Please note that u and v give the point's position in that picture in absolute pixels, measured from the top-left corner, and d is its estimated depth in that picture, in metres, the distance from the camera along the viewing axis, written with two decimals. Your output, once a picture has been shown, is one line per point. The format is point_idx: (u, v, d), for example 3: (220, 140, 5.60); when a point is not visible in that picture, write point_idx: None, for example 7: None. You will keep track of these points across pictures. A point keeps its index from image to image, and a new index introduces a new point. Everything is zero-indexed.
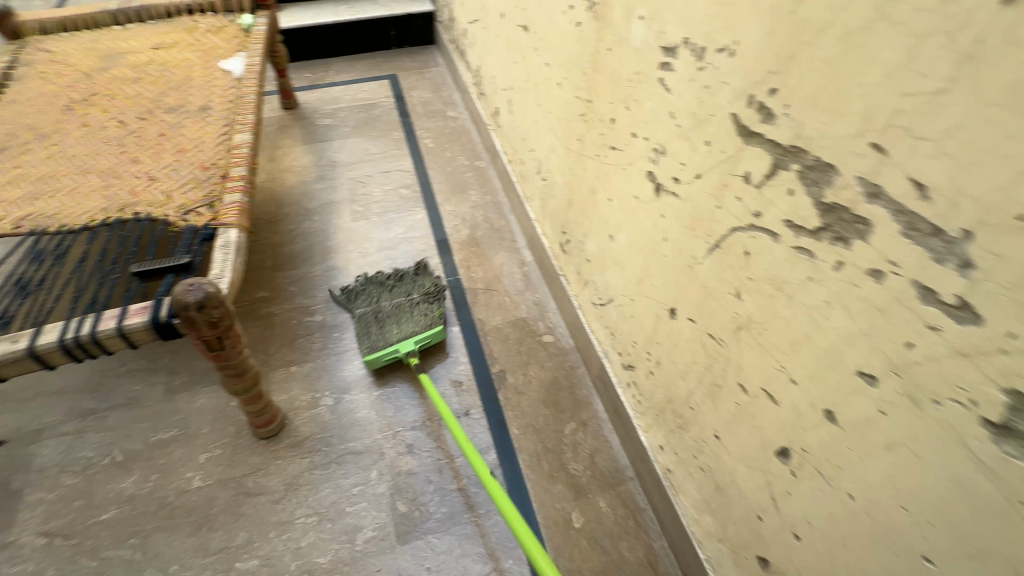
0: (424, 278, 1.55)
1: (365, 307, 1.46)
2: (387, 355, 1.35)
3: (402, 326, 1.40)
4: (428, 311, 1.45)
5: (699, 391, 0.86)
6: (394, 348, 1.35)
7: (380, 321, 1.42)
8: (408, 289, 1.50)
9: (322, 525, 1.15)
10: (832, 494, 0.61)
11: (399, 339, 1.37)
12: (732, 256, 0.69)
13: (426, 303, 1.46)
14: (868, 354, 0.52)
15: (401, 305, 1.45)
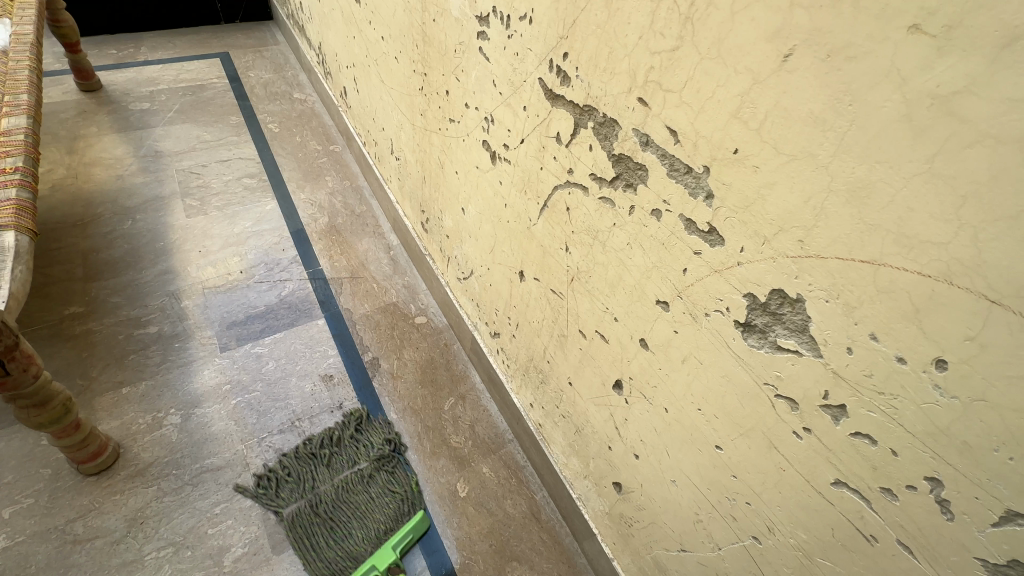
0: (367, 433, 1.24)
1: (298, 500, 1.11)
2: (362, 572, 1.03)
3: (367, 521, 1.10)
4: (388, 483, 1.17)
5: (551, 345, 0.93)
6: (369, 562, 1.04)
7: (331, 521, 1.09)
8: (352, 456, 1.20)
9: (179, 555, 1.02)
10: (654, 411, 0.70)
11: (368, 547, 1.07)
12: (558, 213, 0.75)
13: (383, 471, 1.18)
14: (660, 284, 0.60)
15: (350, 484, 1.15)
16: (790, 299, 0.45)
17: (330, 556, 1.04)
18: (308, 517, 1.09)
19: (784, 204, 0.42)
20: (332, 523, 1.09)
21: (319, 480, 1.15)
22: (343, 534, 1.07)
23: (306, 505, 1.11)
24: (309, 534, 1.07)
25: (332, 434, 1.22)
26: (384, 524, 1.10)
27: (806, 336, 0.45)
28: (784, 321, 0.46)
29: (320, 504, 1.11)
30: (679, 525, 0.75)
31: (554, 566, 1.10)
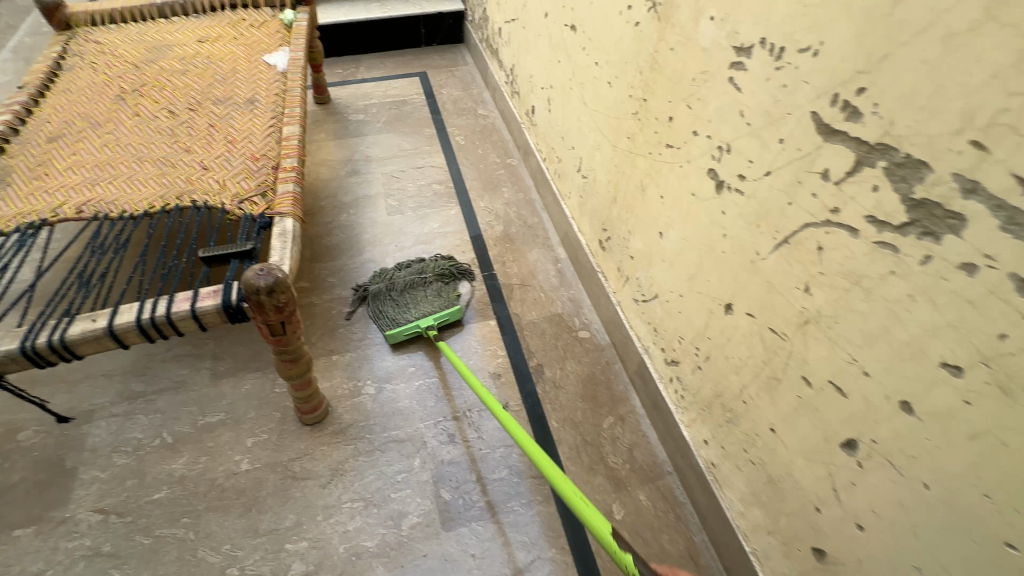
0: (423, 263, 1.64)
1: (378, 289, 1.56)
2: (409, 330, 1.45)
3: (420, 307, 1.51)
4: (443, 292, 1.57)
5: (754, 385, 0.88)
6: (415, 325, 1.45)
7: (396, 303, 1.53)
8: (423, 271, 1.61)
9: (368, 510, 1.17)
10: (906, 484, 0.63)
11: (419, 316, 1.48)
12: (802, 251, 0.71)
13: (437, 283, 1.59)
14: (954, 346, 0.53)
15: (413, 285, 1.57)
16: None
17: (394, 317, 1.48)
18: (382, 298, 1.54)
19: None
20: (396, 300, 1.52)
21: (396, 279, 1.59)
22: (400, 309, 1.50)
23: (384, 294, 1.55)
24: (383, 309, 1.51)
25: (396, 268, 1.62)
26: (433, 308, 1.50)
27: None
28: None
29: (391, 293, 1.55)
30: None
31: None
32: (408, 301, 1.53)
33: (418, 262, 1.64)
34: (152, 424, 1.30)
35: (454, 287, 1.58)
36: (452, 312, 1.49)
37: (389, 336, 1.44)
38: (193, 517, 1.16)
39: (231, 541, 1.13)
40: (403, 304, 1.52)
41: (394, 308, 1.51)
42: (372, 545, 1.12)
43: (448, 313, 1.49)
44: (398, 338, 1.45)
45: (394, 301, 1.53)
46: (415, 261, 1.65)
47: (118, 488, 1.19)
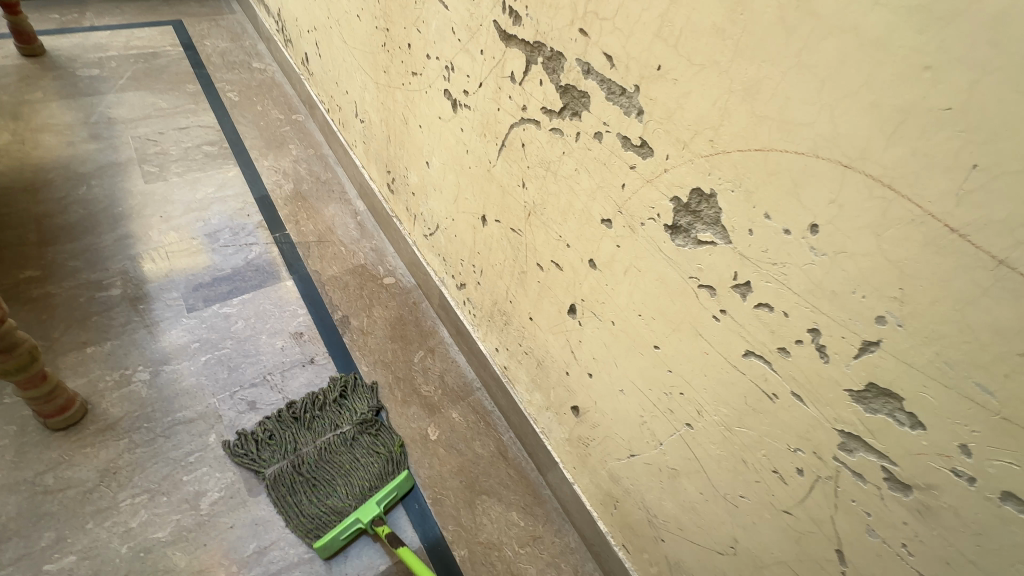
0: (330, 389, 1.25)
1: (280, 461, 1.13)
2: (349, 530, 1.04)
3: (351, 479, 1.13)
4: (374, 447, 1.19)
5: (513, 284, 1.00)
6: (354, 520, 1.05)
7: (317, 476, 1.13)
8: (334, 421, 1.21)
9: (155, 500, 1.05)
10: (604, 327, 0.79)
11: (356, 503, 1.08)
12: (514, 151, 0.82)
13: (366, 434, 1.20)
14: (603, 202, 0.68)
15: (332, 445, 1.17)
16: (706, 195, 0.53)
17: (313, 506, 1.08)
18: (292, 458, 1.13)
19: (697, 110, 0.50)
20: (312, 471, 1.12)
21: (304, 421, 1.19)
22: (325, 489, 1.11)
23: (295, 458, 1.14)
24: (297, 487, 1.10)
25: (341, 399, 1.25)
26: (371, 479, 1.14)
27: (719, 225, 0.53)
28: (702, 216, 0.55)
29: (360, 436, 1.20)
30: (628, 432, 0.84)
31: (520, 497, 1.19)
32: (333, 482, 1.12)
33: (336, 387, 1.26)
34: None
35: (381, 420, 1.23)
36: (401, 480, 1.13)
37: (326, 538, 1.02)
38: None
39: None
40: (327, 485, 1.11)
41: (317, 488, 1.11)
42: (165, 534, 1.01)
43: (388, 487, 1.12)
44: (336, 547, 1.03)
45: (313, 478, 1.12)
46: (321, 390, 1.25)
47: None
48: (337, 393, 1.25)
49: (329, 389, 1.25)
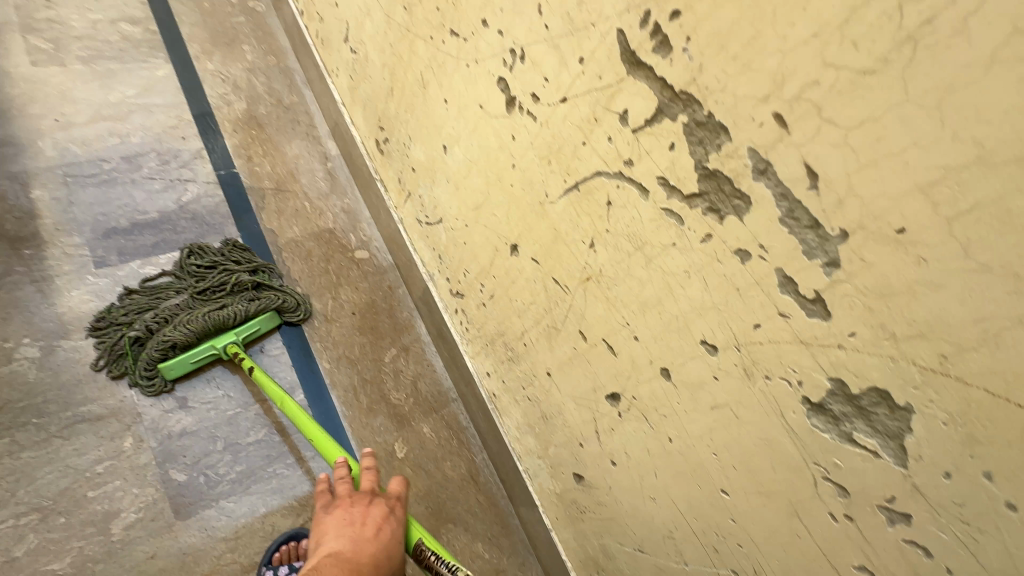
0: (195, 265, 1.08)
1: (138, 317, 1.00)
2: (200, 355, 0.99)
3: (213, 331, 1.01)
4: (245, 295, 1.07)
5: (535, 330, 0.84)
6: (205, 345, 0.99)
7: (157, 293, 1.04)
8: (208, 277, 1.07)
9: (48, 522, 0.85)
10: (653, 436, 0.67)
11: (209, 334, 1.00)
12: (591, 202, 0.62)
13: (241, 287, 1.08)
14: (714, 327, 0.53)
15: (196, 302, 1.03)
16: (895, 404, 0.40)
17: (157, 336, 0.96)
18: (151, 316, 0.99)
19: (943, 313, 0.35)
20: (164, 315, 1.00)
21: (163, 307, 1.01)
22: (169, 330, 0.97)
23: (146, 323, 0.99)
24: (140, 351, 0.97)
25: (224, 265, 1.09)
26: (238, 314, 1.02)
27: (895, 443, 0.41)
28: (871, 419, 0.42)
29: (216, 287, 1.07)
30: (645, 532, 0.76)
31: (488, 527, 1.12)
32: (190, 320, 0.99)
33: (216, 257, 1.09)
34: None
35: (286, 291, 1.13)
36: (269, 321, 1.07)
37: (164, 372, 0.96)
38: None
39: None
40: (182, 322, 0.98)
41: (145, 302, 1.02)
42: (62, 567, 0.83)
43: (261, 324, 1.07)
44: (182, 372, 0.98)
45: (174, 310, 1.01)
46: (188, 275, 1.07)
47: None
48: (209, 260, 1.09)
49: (202, 252, 1.09)
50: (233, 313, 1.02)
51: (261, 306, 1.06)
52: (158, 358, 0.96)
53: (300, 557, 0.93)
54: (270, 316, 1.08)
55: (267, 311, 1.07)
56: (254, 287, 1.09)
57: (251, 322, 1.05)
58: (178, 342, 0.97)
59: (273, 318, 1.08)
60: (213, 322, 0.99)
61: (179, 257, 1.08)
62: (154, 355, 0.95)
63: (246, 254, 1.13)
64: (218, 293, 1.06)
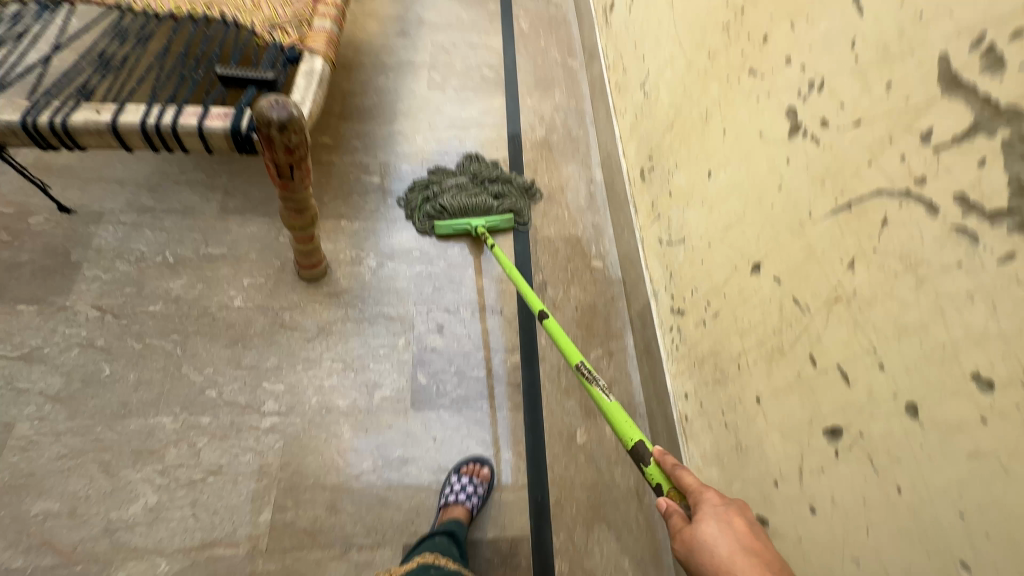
0: (478, 171, 1.50)
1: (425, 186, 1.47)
2: (457, 226, 1.41)
3: (469, 200, 1.42)
4: (492, 194, 1.47)
5: (755, 352, 0.84)
6: (464, 222, 1.40)
7: (447, 176, 1.49)
8: (474, 176, 1.49)
9: (346, 372, 1.21)
10: (876, 484, 0.60)
11: (469, 213, 1.42)
12: (862, 221, 0.63)
13: (492, 185, 1.48)
14: (995, 360, 0.48)
15: (466, 184, 1.47)
16: None
17: (441, 203, 1.42)
18: (436, 190, 1.45)
19: None
20: (437, 188, 1.46)
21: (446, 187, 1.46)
22: (446, 200, 1.42)
23: (434, 189, 1.46)
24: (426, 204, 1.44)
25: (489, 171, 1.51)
26: (489, 206, 1.43)
27: None
28: None
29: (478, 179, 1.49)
30: None
31: (639, 549, 1.10)
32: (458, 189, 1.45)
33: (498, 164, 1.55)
34: (157, 240, 1.32)
35: (520, 197, 1.49)
36: (503, 218, 1.42)
37: (436, 227, 1.41)
38: (183, 336, 1.21)
39: (213, 366, 1.18)
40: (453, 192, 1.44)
41: (437, 180, 1.48)
42: (343, 405, 1.18)
43: (502, 221, 1.43)
44: (446, 232, 1.42)
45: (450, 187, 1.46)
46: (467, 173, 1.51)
47: (117, 292, 1.24)
48: (489, 172, 1.51)
49: (481, 158, 1.55)
50: (486, 203, 1.43)
51: (500, 203, 1.44)
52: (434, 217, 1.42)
53: (478, 478, 1.11)
54: (507, 217, 1.44)
55: (501, 204, 1.45)
56: (507, 190, 1.49)
57: (496, 217, 1.43)
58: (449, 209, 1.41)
59: (507, 218, 1.43)
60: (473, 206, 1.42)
61: (466, 167, 1.52)
62: (436, 213, 1.42)
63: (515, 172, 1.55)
64: (482, 185, 1.48)
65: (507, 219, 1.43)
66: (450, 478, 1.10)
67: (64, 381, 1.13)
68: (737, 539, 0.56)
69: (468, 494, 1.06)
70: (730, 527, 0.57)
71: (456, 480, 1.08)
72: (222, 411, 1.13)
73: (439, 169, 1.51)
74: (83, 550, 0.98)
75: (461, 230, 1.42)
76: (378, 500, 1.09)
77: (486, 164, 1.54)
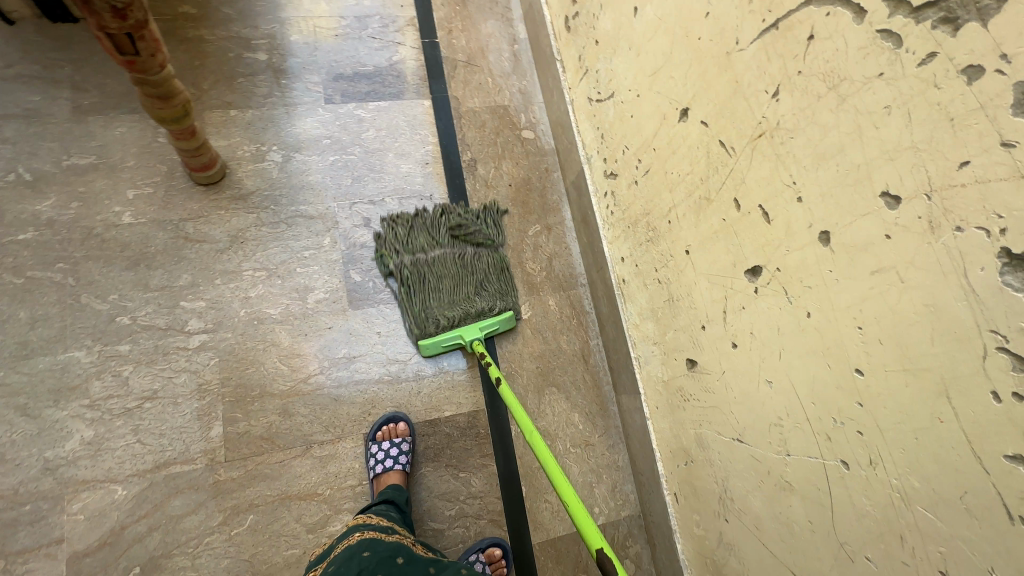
0: (455, 220, 1.21)
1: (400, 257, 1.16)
2: (449, 341, 1.11)
3: (457, 297, 1.15)
4: (484, 288, 1.18)
5: (684, 204, 0.82)
6: (456, 335, 1.11)
7: (421, 247, 1.18)
8: (452, 237, 1.20)
9: (271, 280, 1.13)
10: (789, 312, 0.63)
11: (460, 322, 1.13)
12: (788, 41, 0.57)
13: (477, 260, 1.20)
14: (905, 172, 0.47)
15: (445, 259, 1.18)
16: None
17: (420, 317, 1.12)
18: (410, 270, 1.15)
19: None
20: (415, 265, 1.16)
21: (422, 260, 1.16)
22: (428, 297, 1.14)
23: (408, 294, 1.14)
24: (406, 301, 1.14)
25: (469, 223, 1.21)
26: (481, 310, 1.14)
27: None
28: None
29: (461, 256, 1.19)
30: (749, 419, 0.74)
31: (588, 403, 1.19)
32: (432, 281, 1.16)
33: (484, 225, 1.23)
34: (2, 155, 1.10)
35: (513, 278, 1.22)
36: (506, 320, 1.15)
37: (422, 349, 1.11)
38: (71, 263, 1.07)
39: (118, 292, 1.07)
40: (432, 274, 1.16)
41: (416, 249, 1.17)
42: (276, 313, 1.12)
43: (499, 321, 1.15)
44: (435, 351, 1.12)
45: (429, 261, 1.17)
46: (440, 232, 1.20)
47: None
48: (470, 225, 1.21)
49: (452, 213, 1.21)
50: (479, 307, 1.15)
51: (494, 304, 1.16)
52: (417, 336, 1.11)
53: (398, 436, 1.06)
54: (508, 315, 1.16)
55: (501, 298, 1.18)
56: (501, 276, 1.20)
57: (494, 321, 1.15)
58: (438, 324, 1.12)
59: (508, 317, 1.16)
60: (465, 314, 1.13)
61: (435, 215, 1.21)
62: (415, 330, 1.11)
63: (500, 229, 1.25)
64: (467, 278, 1.18)
65: (508, 319, 1.15)
66: (370, 448, 1.05)
67: None
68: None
69: (394, 458, 1.02)
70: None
71: (378, 449, 1.03)
72: (141, 337, 1.05)
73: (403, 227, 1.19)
74: (26, 490, 0.95)
75: (451, 344, 1.12)
76: (332, 399, 1.09)
77: (462, 213, 1.22)
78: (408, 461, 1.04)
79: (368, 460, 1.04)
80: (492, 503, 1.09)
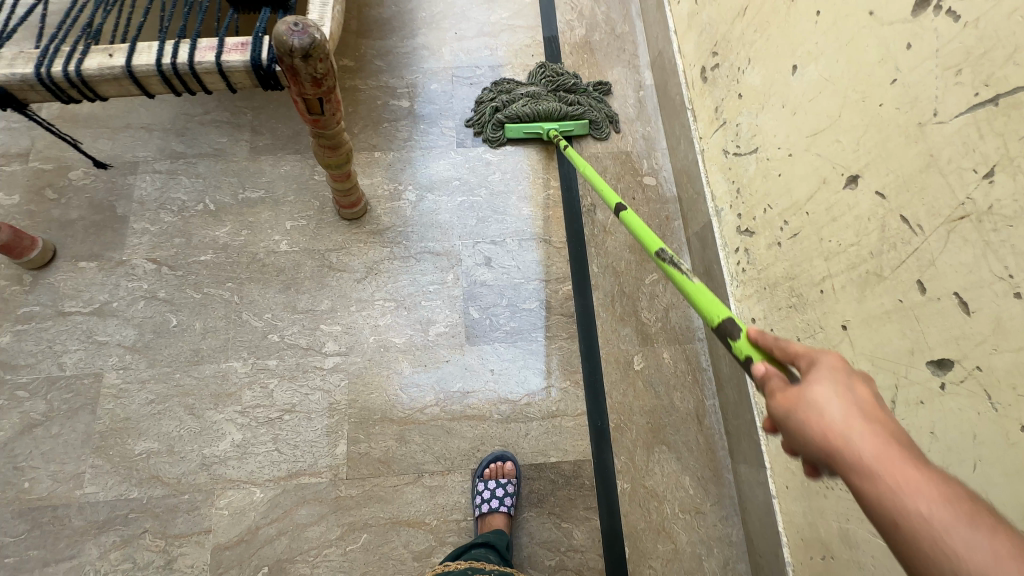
0: (546, 76, 1.40)
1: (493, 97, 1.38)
2: (530, 131, 1.34)
3: (547, 111, 1.34)
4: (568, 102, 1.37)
5: (844, 277, 0.75)
6: (537, 125, 1.34)
7: (516, 88, 1.39)
8: (542, 83, 1.39)
9: (398, 311, 1.21)
10: (993, 420, 0.55)
11: (541, 118, 1.35)
12: (1011, 120, 0.52)
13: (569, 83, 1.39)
14: None
15: (539, 95, 1.37)
16: None
17: (511, 108, 1.34)
18: (505, 99, 1.36)
19: None
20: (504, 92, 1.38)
21: (516, 96, 1.36)
22: (519, 108, 1.34)
23: (504, 99, 1.36)
24: (496, 110, 1.36)
25: (564, 82, 1.39)
26: (562, 110, 1.35)
27: None
28: None
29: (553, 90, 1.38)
30: None
31: (700, 468, 1.12)
32: (530, 99, 1.36)
33: (584, 86, 1.40)
34: (195, 188, 1.30)
35: (596, 130, 1.36)
36: (579, 125, 1.34)
37: (506, 130, 1.34)
38: (237, 283, 1.22)
39: (272, 312, 1.20)
40: (528, 98, 1.36)
41: (512, 91, 1.38)
42: (400, 342, 1.19)
43: (575, 126, 1.35)
44: (516, 137, 1.35)
45: (523, 97, 1.37)
46: (542, 82, 1.40)
47: (168, 244, 1.25)
48: (569, 81, 1.39)
49: (552, 73, 1.40)
50: (559, 109, 1.34)
51: (573, 117, 1.35)
52: (505, 121, 1.34)
53: (505, 475, 1.07)
54: (582, 124, 1.35)
55: (579, 119, 1.35)
56: (585, 120, 1.35)
57: (569, 123, 1.35)
58: (521, 116, 1.34)
59: (582, 124, 1.35)
60: (548, 111, 1.34)
61: (535, 71, 1.41)
62: (504, 117, 1.34)
63: (602, 101, 1.39)
64: (555, 95, 1.38)
65: (582, 124, 1.34)
66: (477, 484, 1.06)
67: (138, 332, 1.18)
68: (859, 405, 0.39)
69: (501, 498, 1.03)
70: (852, 396, 0.41)
71: (484, 487, 1.05)
72: (287, 354, 1.17)
73: (505, 85, 1.39)
74: (186, 482, 1.08)
75: (531, 135, 1.35)
76: (444, 431, 1.13)
77: (575, 81, 1.39)
78: (513, 502, 1.04)
79: (474, 497, 1.05)
80: (592, 561, 1.05)
